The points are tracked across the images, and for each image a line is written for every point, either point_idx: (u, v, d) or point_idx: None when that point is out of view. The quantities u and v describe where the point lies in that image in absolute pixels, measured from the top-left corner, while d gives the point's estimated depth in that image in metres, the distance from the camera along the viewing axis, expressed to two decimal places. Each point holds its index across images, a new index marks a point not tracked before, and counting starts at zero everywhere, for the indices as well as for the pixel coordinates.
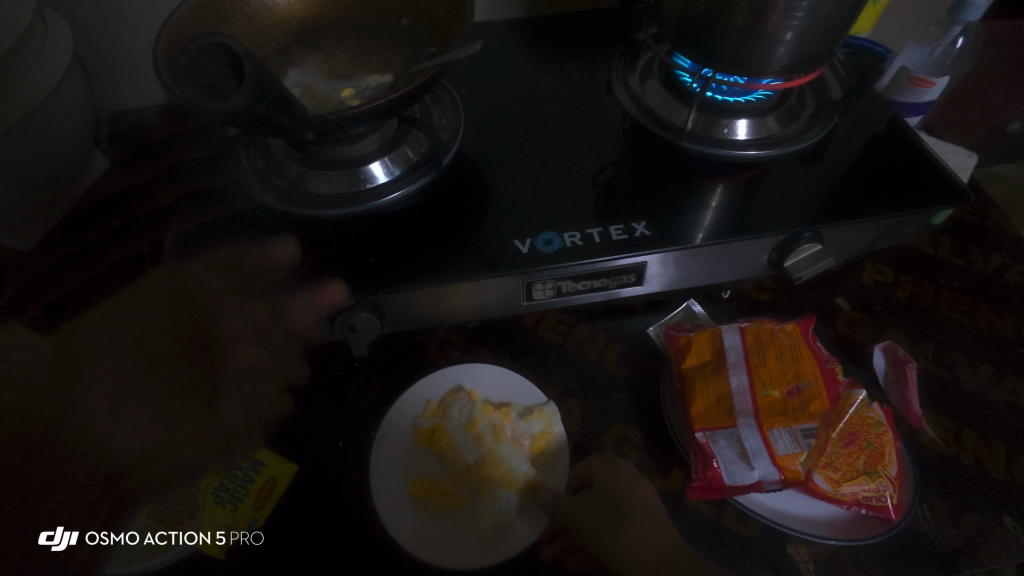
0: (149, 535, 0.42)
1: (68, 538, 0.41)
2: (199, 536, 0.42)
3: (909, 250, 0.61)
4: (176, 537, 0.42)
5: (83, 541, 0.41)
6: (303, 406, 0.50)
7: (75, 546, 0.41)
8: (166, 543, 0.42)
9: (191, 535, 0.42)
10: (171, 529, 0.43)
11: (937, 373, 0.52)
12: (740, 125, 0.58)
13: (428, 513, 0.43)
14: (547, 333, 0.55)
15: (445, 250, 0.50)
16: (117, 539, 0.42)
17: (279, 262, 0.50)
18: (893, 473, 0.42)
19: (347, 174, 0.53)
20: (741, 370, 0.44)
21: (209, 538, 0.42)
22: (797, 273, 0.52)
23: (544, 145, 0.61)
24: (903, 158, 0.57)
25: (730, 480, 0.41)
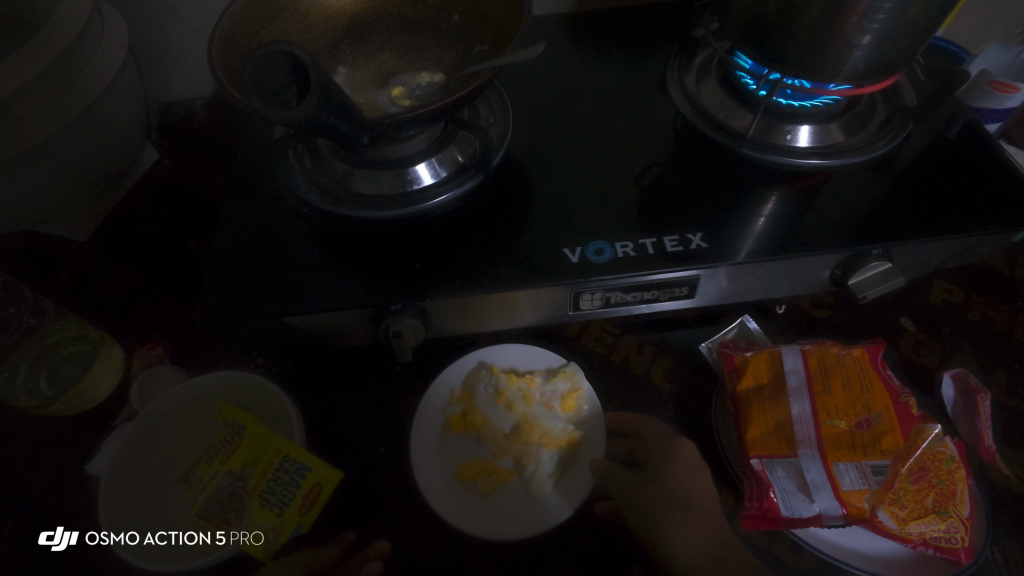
0: (150, 535, 0.41)
1: (68, 539, 0.45)
2: (199, 536, 0.42)
3: (983, 269, 0.57)
4: (176, 537, 0.41)
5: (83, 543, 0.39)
6: (345, 408, 0.50)
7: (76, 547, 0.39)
8: (166, 543, 0.41)
9: (191, 535, 0.42)
10: (170, 530, 0.42)
11: (1011, 404, 0.48)
12: (802, 131, 0.55)
13: (479, 494, 0.44)
14: (592, 343, 0.54)
15: (492, 255, 0.49)
16: (117, 539, 0.40)
17: (326, 263, 0.50)
18: (965, 513, 0.39)
19: (396, 175, 0.52)
20: (803, 397, 0.42)
21: (209, 538, 0.41)
22: (862, 292, 0.49)
23: (594, 147, 0.59)
24: (984, 170, 0.53)
25: (788, 511, 0.39)
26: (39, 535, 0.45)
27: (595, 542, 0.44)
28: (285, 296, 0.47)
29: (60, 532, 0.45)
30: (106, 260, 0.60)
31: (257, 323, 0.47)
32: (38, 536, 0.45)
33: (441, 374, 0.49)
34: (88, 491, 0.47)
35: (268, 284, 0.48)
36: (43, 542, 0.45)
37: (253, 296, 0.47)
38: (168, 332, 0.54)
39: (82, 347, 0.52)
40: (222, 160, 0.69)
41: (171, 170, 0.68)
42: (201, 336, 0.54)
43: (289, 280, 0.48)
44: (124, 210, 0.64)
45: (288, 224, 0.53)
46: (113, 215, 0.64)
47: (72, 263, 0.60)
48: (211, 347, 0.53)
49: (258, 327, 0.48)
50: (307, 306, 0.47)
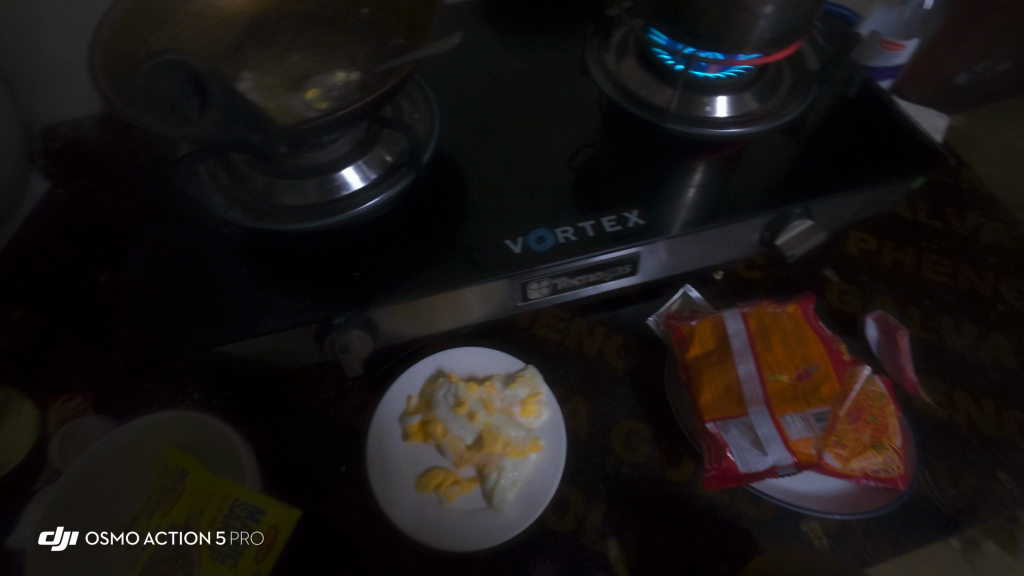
0: (150, 535, 0.40)
1: (68, 538, 0.39)
2: (199, 536, 0.40)
3: (890, 217, 0.61)
4: (177, 536, 0.40)
5: (83, 541, 0.39)
6: (298, 432, 0.48)
7: (75, 546, 0.39)
8: (166, 543, 0.40)
9: (191, 535, 0.40)
10: (170, 528, 0.40)
11: (925, 337, 0.53)
12: (721, 102, 0.57)
13: (441, 504, 0.44)
14: (545, 331, 0.54)
15: (434, 253, 0.48)
16: (117, 539, 0.40)
17: (257, 284, 0.47)
18: (897, 444, 0.43)
19: (322, 181, 0.50)
20: (747, 357, 0.44)
21: (209, 538, 0.39)
22: (788, 251, 0.52)
23: (524, 134, 0.59)
24: (883, 125, 0.57)
25: (745, 467, 0.41)
26: None
27: (570, 526, 0.44)
28: (215, 324, 0.44)
29: (58, 531, 0.39)
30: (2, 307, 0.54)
31: (188, 357, 0.44)
32: None
33: (402, 378, 0.49)
34: (17, 564, 0.42)
35: (195, 313, 0.45)
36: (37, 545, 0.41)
37: (179, 329, 0.44)
38: (87, 378, 0.49)
39: None
40: (125, 181, 0.63)
41: (67, 200, 0.61)
42: (126, 378, 0.49)
43: (219, 307, 0.45)
44: (17, 250, 0.58)
45: (210, 247, 0.49)
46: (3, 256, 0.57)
47: None
48: (138, 388, 0.49)
49: (190, 360, 0.44)
50: (242, 332, 0.44)
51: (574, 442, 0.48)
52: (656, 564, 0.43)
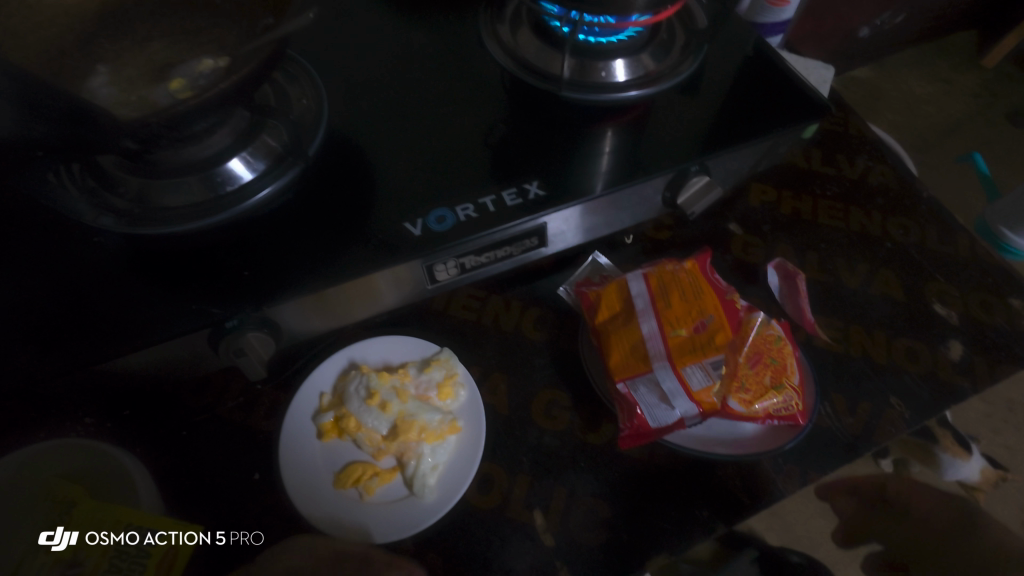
0: (151, 535, 0.38)
1: (68, 538, 0.37)
2: (201, 534, 0.39)
3: (787, 167, 0.64)
4: (176, 537, 0.39)
5: (84, 541, 0.37)
6: (205, 445, 0.45)
7: (77, 546, 0.37)
8: (167, 543, 0.38)
9: (190, 535, 0.39)
10: (171, 528, 0.39)
11: (822, 279, 0.56)
12: (618, 66, 0.57)
13: (361, 498, 0.43)
14: (460, 311, 0.53)
15: (330, 243, 0.46)
16: (117, 539, 0.38)
17: (137, 294, 0.43)
18: (795, 381, 0.45)
19: (206, 176, 0.47)
20: (650, 316, 0.44)
21: (210, 538, 0.42)
22: (689, 209, 0.53)
23: (421, 111, 0.57)
24: (772, 76, 0.59)
25: (655, 422, 0.42)
26: None
27: (494, 502, 0.44)
28: (90, 342, 0.41)
29: (57, 531, 0.38)
30: None
31: (64, 381, 0.40)
32: None
33: (311, 376, 0.47)
34: None
35: (67, 333, 0.41)
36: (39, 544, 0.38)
37: (49, 352, 0.40)
38: None
39: None
40: None
41: None
42: None
43: (94, 323, 0.42)
44: None
45: (80, 259, 0.45)
46: None
47: None
48: None
49: (69, 384, 0.41)
50: (120, 348, 0.40)
51: (495, 419, 0.48)
52: (580, 527, 0.44)
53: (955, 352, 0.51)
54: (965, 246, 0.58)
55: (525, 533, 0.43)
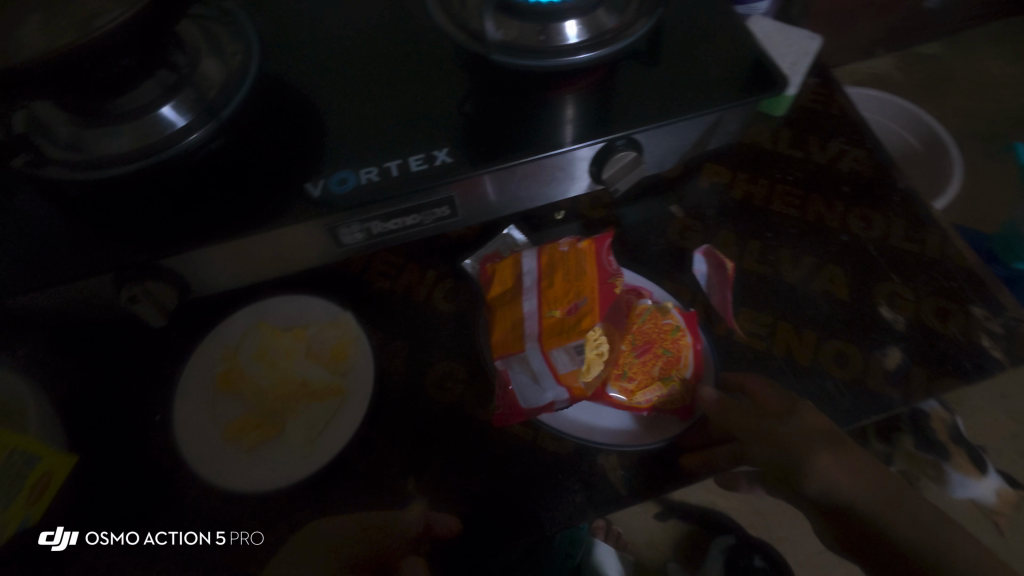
0: (150, 535, 0.43)
1: (68, 538, 0.42)
2: (199, 536, 0.43)
3: (749, 148, 0.59)
4: (176, 537, 0.43)
5: (84, 541, 0.43)
6: (116, 383, 0.48)
7: (77, 545, 0.42)
8: (167, 543, 0.43)
9: (191, 535, 0.43)
10: (170, 529, 0.43)
11: (760, 271, 0.52)
12: (568, 27, 0.51)
13: (243, 450, 0.44)
14: (376, 277, 0.54)
15: (235, 200, 0.47)
16: (117, 540, 0.43)
17: (49, 237, 0.45)
18: (686, 376, 0.46)
19: (138, 126, 0.46)
20: (533, 294, 0.46)
21: (209, 538, 0.43)
22: (613, 185, 0.52)
23: (348, 63, 0.55)
24: (729, 45, 0.54)
25: (527, 403, 0.43)
26: None
27: (370, 463, 0.45)
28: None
29: (58, 531, 0.42)
30: None
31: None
32: None
33: (217, 329, 0.49)
34: None
35: None
36: (43, 542, 0.42)
37: None
38: None
39: None
40: None
41: None
42: None
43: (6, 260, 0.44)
44: None
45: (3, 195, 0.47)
46: None
47: None
48: None
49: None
50: (28, 286, 0.43)
51: (388, 385, 0.48)
52: (451, 499, 0.44)
53: (893, 361, 0.47)
54: (933, 247, 0.52)
55: (396, 499, 0.44)
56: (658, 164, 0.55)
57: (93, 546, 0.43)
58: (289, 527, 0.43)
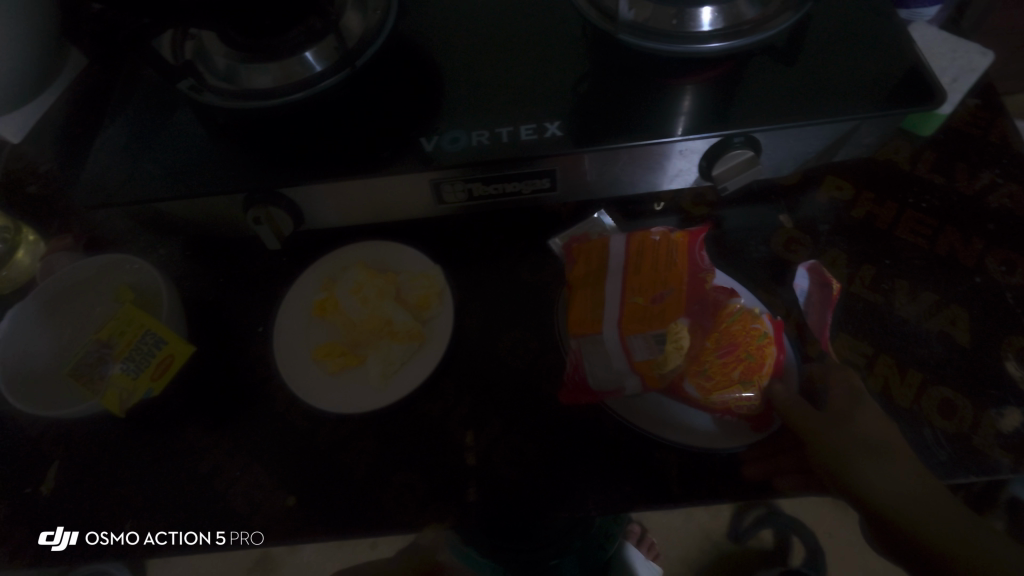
0: (150, 535, 0.45)
1: (68, 538, 0.45)
2: (199, 536, 0.45)
3: (882, 165, 0.54)
4: (177, 537, 0.45)
5: (84, 541, 0.45)
6: (231, 293, 0.54)
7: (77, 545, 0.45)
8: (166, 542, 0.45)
9: (191, 535, 0.45)
10: (171, 530, 0.45)
11: (869, 298, 0.48)
12: (704, 12, 0.48)
13: (329, 372, 0.49)
14: (468, 238, 0.56)
15: (355, 146, 0.50)
16: (118, 539, 0.45)
17: (197, 154, 0.51)
18: (768, 385, 0.44)
19: (283, 66, 0.50)
20: (618, 278, 0.47)
21: (209, 538, 0.44)
22: (722, 183, 0.50)
23: (477, 29, 0.56)
24: (881, 51, 0.49)
25: (596, 385, 0.44)
26: None
27: (435, 410, 0.48)
28: (152, 185, 0.50)
29: (59, 531, 0.45)
30: (39, 162, 0.65)
31: (136, 207, 0.51)
32: None
33: (320, 260, 0.53)
34: None
35: (143, 173, 0.50)
36: (43, 541, 0.45)
37: (128, 185, 0.50)
38: (82, 225, 0.59)
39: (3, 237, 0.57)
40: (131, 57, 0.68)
41: (97, 76, 0.69)
42: (109, 230, 0.58)
43: (160, 170, 0.51)
44: (53, 111, 0.67)
45: (165, 113, 0.54)
46: (41, 118, 0.67)
47: (8, 163, 0.65)
48: (117, 238, 0.58)
49: (140, 211, 0.51)
50: (175, 194, 0.49)
51: (463, 342, 0.50)
52: (505, 460, 0.45)
53: (1010, 423, 0.42)
54: None
55: (453, 447, 0.46)
56: (773, 168, 0.52)
57: (191, 429, 0.49)
58: (354, 451, 0.47)
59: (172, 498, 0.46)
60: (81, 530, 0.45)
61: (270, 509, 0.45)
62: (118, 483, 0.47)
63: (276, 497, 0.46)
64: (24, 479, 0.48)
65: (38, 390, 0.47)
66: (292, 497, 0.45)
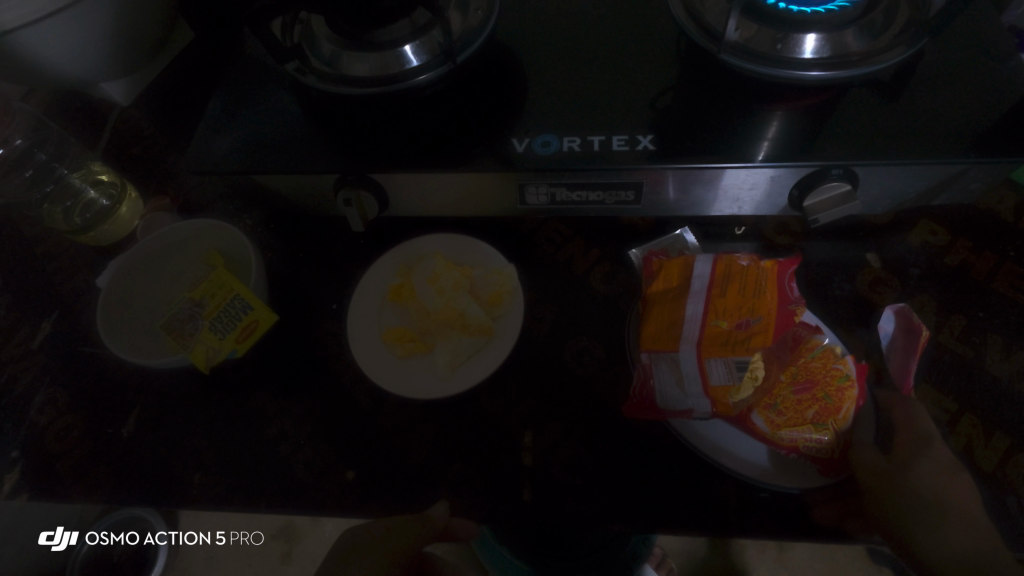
0: None
1: None
2: None
3: (983, 214, 0.52)
4: None
5: None
6: (310, 269, 0.57)
7: None
8: None
9: None
10: None
11: (957, 350, 0.46)
12: (808, 39, 0.47)
13: (398, 357, 0.50)
14: (542, 241, 0.56)
15: (447, 141, 0.51)
16: None
17: (296, 133, 0.53)
18: (844, 428, 0.42)
19: (384, 56, 0.52)
20: (700, 299, 0.47)
21: None
22: (813, 215, 0.48)
23: (574, 35, 0.57)
24: (1000, 96, 0.47)
25: (663, 403, 0.44)
26: (68, 321, 0.56)
27: (498, 407, 0.48)
28: (250, 159, 0.52)
29: None
30: (142, 124, 0.69)
31: (235, 178, 0.53)
32: (67, 322, 0.56)
33: (403, 245, 0.55)
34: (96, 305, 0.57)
35: (243, 146, 0.53)
36: None
37: (228, 156, 0.53)
38: (178, 189, 0.63)
39: (109, 192, 0.61)
40: (236, 34, 0.72)
41: (202, 48, 0.73)
42: (202, 197, 0.62)
43: (260, 145, 0.53)
44: (160, 78, 0.71)
45: (269, 90, 0.56)
46: (148, 84, 0.71)
47: (114, 124, 0.69)
48: (208, 205, 0.61)
49: (238, 182, 0.54)
50: (273, 170, 0.52)
51: (530, 342, 0.51)
52: (562, 465, 0.45)
53: None
54: None
55: (511, 446, 0.47)
56: (865, 205, 0.51)
57: (262, 394, 0.51)
58: (415, 436, 0.48)
59: (237, 458, 0.49)
60: (154, 475, 0.48)
61: (330, 481, 0.47)
62: (191, 435, 0.50)
63: (336, 470, 0.47)
64: (108, 421, 0.51)
65: (132, 339, 0.51)
66: (352, 473, 0.47)
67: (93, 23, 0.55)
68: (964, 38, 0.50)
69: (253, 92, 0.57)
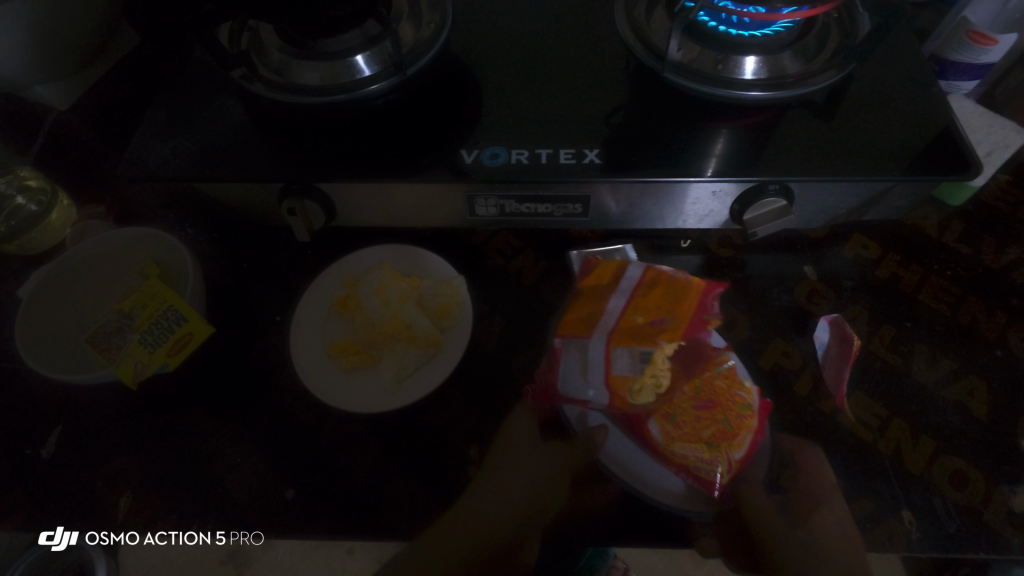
0: (150, 535, 0.43)
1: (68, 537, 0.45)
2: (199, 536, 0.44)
3: (911, 230, 0.55)
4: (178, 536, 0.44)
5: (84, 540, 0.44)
6: (252, 279, 0.55)
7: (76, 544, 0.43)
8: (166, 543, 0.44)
9: (191, 535, 0.44)
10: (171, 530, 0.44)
11: (886, 359, 0.48)
12: (748, 62, 0.50)
13: (341, 370, 0.48)
14: (493, 252, 0.56)
15: (395, 151, 0.51)
16: (118, 539, 0.43)
17: (239, 140, 0.52)
18: (737, 456, 0.42)
19: (333, 66, 0.51)
20: (624, 294, 0.45)
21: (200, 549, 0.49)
22: (753, 228, 0.50)
23: (525, 51, 0.57)
24: (920, 118, 0.50)
25: (564, 389, 0.44)
26: None
27: (442, 420, 0.48)
28: (189, 165, 0.50)
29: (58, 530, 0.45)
30: (81, 129, 0.66)
31: (175, 186, 0.52)
32: None
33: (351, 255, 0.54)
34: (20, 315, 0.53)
35: (181, 153, 0.51)
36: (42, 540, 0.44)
37: (165, 162, 0.51)
38: (115, 196, 0.60)
39: (39, 198, 0.58)
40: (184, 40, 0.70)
41: (147, 53, 0.71)
42: (140, 205, 0.59)
43: (197, 151, 0.51)
44: (101, 83, 0.69)
45: (212, 96, 0.55)
46: (86, 88, 0.68)
47: (49, 129, 0.66)
48: (147, 213, 0.59)
49: (176, 189, 0.52)
50: (214, 177, 0.50)
51: (476, 354, 0.51)
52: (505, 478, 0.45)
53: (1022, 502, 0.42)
54: None
55: (454, 459, 0.46)
56: (801, 219, 0.53)
57: (196, 408, 0.49)
58: (356, 452, 0.46)
59: (168, 476, 0.46)
60: (76, 497, 0.45)
61: (265, 499, 0.45)
62: (117, 454, 0.47)
63: (274, 488, 0.45)
64: (26, 440, 0.48)
65: (52, 350, 0.48)
66: (290, 491, 0.45)
67: (24, 23, 0.53)
68: (888, 66, 0.53)
69: (194, 97, 0.55)
